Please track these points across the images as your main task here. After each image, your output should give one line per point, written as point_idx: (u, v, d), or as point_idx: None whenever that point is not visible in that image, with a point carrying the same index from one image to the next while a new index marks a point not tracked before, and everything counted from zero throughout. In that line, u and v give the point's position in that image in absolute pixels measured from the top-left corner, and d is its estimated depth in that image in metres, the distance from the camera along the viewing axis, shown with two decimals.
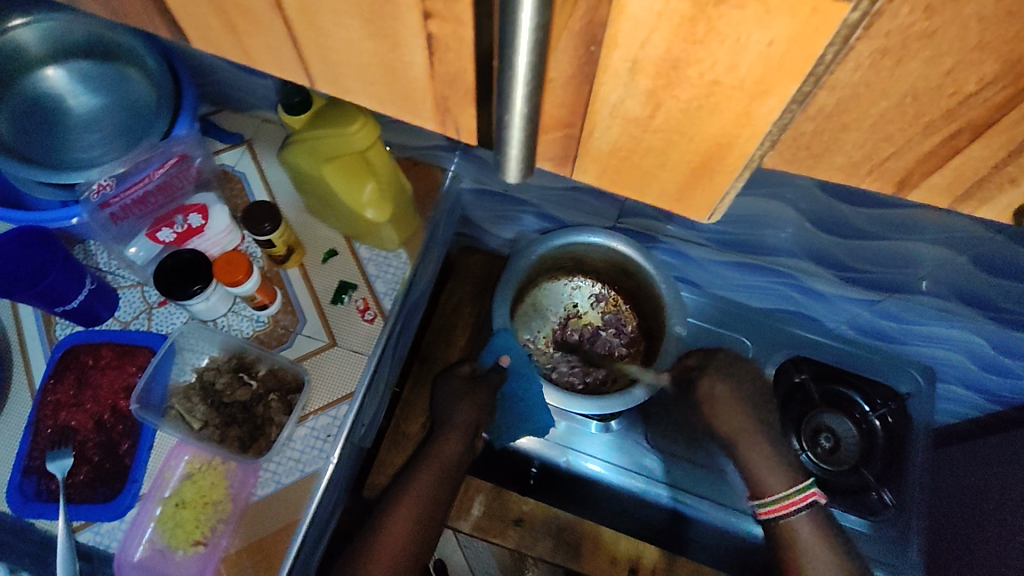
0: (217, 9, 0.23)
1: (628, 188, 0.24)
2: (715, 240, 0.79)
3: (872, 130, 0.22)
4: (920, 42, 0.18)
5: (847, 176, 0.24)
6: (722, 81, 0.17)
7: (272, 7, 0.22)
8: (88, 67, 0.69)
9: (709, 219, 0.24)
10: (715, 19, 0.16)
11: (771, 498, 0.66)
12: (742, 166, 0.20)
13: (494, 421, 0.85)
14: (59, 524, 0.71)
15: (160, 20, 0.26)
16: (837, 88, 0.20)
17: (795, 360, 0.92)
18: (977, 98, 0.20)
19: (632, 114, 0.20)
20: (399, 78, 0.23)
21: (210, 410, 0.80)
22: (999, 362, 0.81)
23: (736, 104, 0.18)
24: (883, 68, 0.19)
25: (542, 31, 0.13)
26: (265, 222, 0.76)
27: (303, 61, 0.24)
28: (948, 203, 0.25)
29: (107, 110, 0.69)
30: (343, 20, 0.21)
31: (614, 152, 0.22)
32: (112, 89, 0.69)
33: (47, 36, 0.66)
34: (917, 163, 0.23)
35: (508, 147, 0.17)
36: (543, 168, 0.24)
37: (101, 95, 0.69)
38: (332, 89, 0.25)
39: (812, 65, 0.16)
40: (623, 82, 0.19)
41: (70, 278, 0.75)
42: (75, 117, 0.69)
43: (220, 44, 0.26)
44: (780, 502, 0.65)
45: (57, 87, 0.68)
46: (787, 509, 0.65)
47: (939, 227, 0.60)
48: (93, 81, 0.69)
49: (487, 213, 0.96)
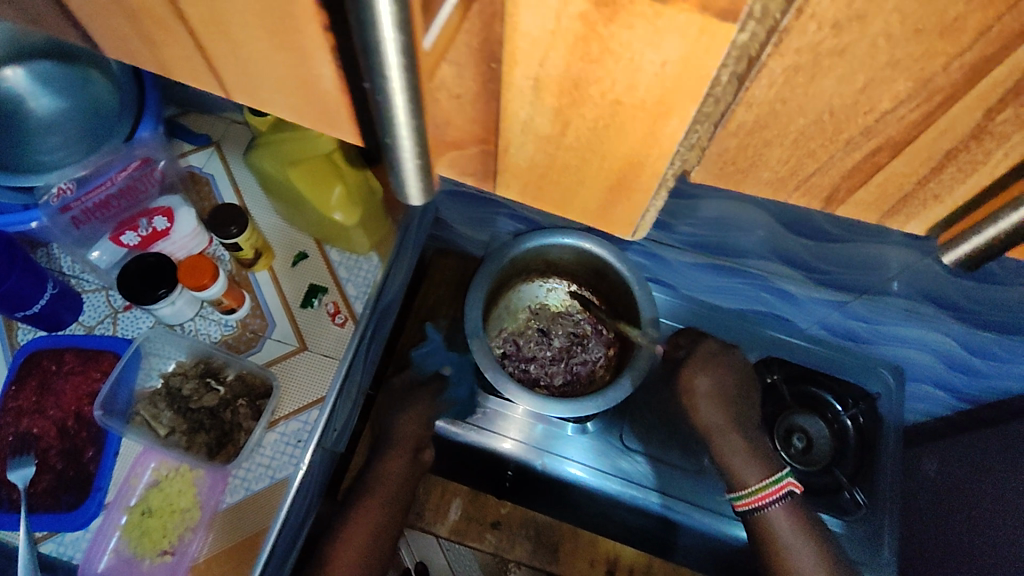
0: (122, 17, 0.22)
1: (549, 205, 0.23)
2: (689, 242, 0.78)
3: (795, 146, 0.21)
4: (831, 59, 0.18)
5: (775, 190, 0.24)
6: (623, 100, 0.17)
7: (175, 17, 0.21)
8: (49, 68, 0.66)
9: (633, 236, 0.24)
10: (607, 38, 0.15)
11: (744, 491, 0.72)
12: (656, 184, 0.20)
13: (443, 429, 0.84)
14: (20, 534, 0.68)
15: (67, 26, 0.25)
16: (755, 104, 0.20)
17: (767, 360, 0.93)
18: (893, 114, 0.19)
19: (543, 132, 0.19)
20: (311, 90, 0.22)
21: (176, 417, 0.78)
22: (968, 362, 0.82)
23: (640, 123, 0.17)
24: (798, 84, 0.19)
25: (408, 56, 0.13)
26: (232, 226, 0.74)
27: (214, 71, 0.23)
28: (877, 216, 0.24)
29: (69, 113, 0.67)
30: (246, 31, 0.20)
31: (531, 168, 0.21)
32: (75, 92, 0.66)
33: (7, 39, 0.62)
34: (841, 178, 0.22)
35: (404, 170, 0.17)
36: (467, 182, 0.24)
37: (63, 97, 0.66)
38: (248, 99, 0.24)
39: (709, 86, 0.16)
40: (529, 99, 0.18)
41: (30, 283, 0.73)
42: (37, 118, 0.66)
43: (134, 53, 0.25)
44: (753, 495, 0.71)
45: (16, 89, 0.65)
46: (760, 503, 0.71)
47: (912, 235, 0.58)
48: (55, 83, 0.66)
49: (463, 216, 0.89)
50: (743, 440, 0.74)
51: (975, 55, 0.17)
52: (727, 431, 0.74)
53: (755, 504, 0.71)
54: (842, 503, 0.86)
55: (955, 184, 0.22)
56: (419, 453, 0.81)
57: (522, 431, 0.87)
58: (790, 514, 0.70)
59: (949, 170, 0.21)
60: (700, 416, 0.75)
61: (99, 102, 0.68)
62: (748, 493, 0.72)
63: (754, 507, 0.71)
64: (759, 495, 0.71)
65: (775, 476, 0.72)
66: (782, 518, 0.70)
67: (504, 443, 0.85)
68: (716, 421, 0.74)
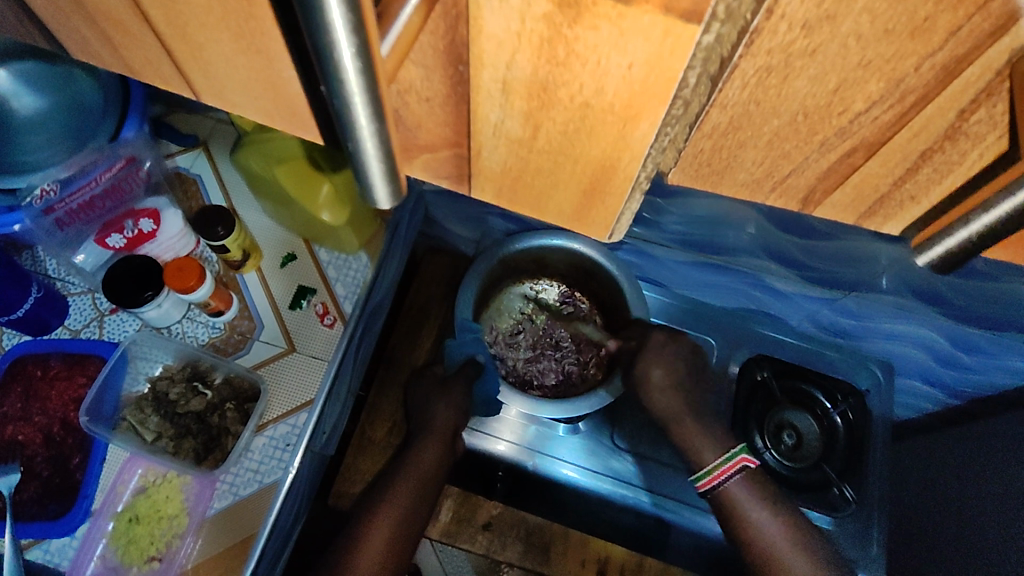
0: (84, 19, 0.22)
1: (526, 207, 0.23)
2: (679, 240, 0.79)
3: (770, 147, 0.21)
4: (803, 59, 0.17)
5: (752, 192, 0.24)
6: (592, 103, 0.16)
7: (139, 19, 0.20)
8: (30, 66, 0.63)
9: (611, 238, 0.23)
10: (573, 41, 0.15)
11: (706, 469, 0.73)
12: (629, 188, 0.20)
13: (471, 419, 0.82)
14: (7, 533, 0.66)
15: (32, 27, 0.24)
16: (729, 106, 0.20)
17: (758, 359, 0.92)
18: (867, 116, 0.19)
19: (514, 135, 0.19)
20: (281, 93, 0.21)
21: (162, 421, 0.78)
22: (954, 356, 0.82)
23: (611, 127, 0.17)
24: (771, 85, 0.19)
25: (366, 55, 0.13)
26: (219, 227, 0.74)
27: (183, 73, 0.23)
28: (854, 217, 0.24)
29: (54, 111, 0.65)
30: (211, 32, 0.19)
31: (505, 172, 0.21)
32: (59, 89, 0.65)
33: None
34: (818, 179, 0.22)
35: (370, 176, 0.17)
36: (442, 185, 0.23)
37: (46, 95, 0.65)
38: (218, 102, 0.24)
39: (678, 88, 0.15)
40: (498, 102, 0.18)
41: (15, 288, 0.72)
42: (21, 119, 0.64)
43: (101, 57, 0.24)
44: (714, 471, 0.73)
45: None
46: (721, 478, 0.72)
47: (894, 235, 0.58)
48: (39, 82, 0.64)
49: (452, 213, 0.89)
50: (696, 421, 0.76)
51: (946, 55, 0.17)
52: (681, 417, 0.76)
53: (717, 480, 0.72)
54: (830, 499, 0.86)
55: (931, 184, 0.22)
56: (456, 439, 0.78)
57: (515, 433, 0.86)
58: (749, 488, 0.72)
59: (925, 171, 0.21)
60: (656, 406, 0.77)
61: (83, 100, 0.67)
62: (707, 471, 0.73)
63: (717, 484, 0.73)
64: (720, 470, 0.73)
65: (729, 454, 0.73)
66: (742, 492, 0.72)
67: (498, 444, 0.85)
68: (669, 408, 0.77)
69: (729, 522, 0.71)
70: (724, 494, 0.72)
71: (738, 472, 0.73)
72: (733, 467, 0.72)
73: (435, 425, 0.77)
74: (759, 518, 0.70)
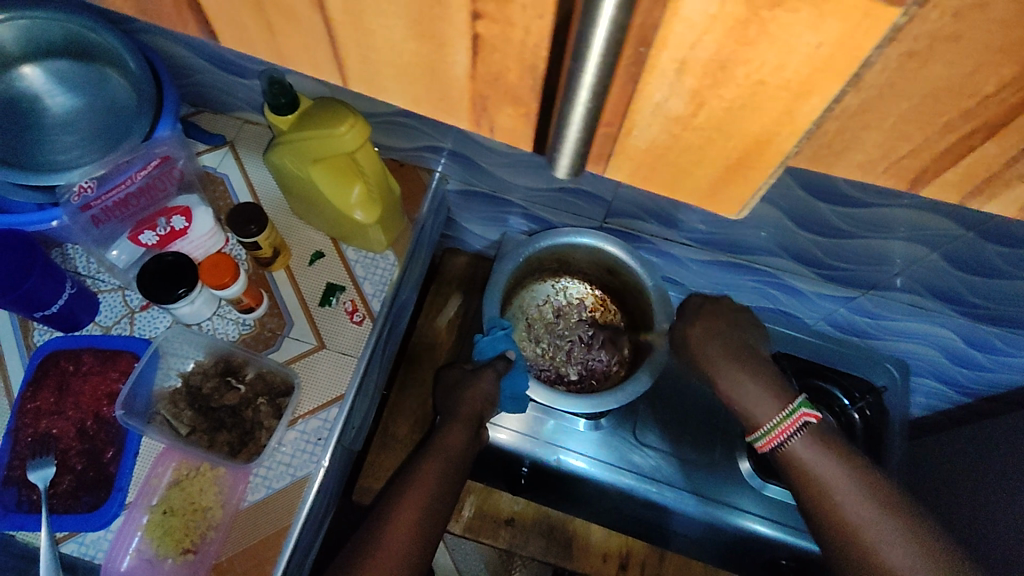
0: (253, 7, 0.23)
1: (659, 185, 0.24)
2: (701, 240, 0.81)
3: (892, 130, 0.23)
4: (946, 45, 0.19)
5: (864, 172, 0.25)
6: (768, 81, 0.18)
7: (314, 7, 0.22)
8: (65, 66, 0.67)
9: (737, 215, 0.25)
10: (768, 22, 0.16)
11: (764, 428, 0.59)
12: (777, 163, 0.21)
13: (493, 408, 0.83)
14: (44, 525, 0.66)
15: (188, 16, 0.25)
16: (865, 89, 0.21)
17: (776, 355, 0.90)
18: (995, 98, 0.21)
19: (673, 113, 0.21)
20: (438, 77, 0.23)
21: (196, 416, 0.77)
22: (970, 355, 0.84)
23: (779, 103, 0.19)
24: (909, 70, 0.20)
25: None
26: (252, 224, 0.75)
27: (338, 58, 0.24)
28: (958, 198, 0.26)
29: (85, 112, 0.68)
30: (390, 18, 0.21)
31: (650, 150, 0.23)
32: (92, 91, 0.68)
33: (22, 34, 0.63)
34: (932, 159, 0.24)
35: (562, 145, 0.18)
36: (576, 165, 0.25)
37: (79, 94, 0.68)
38: (365, 87, 0.25)
39: (857, 66, 0.17)
40: (668, 82, 0.19)
41: (49, 282, 0.73)
42: (53, 117, 0.67)
43: (254, 45, 0.25)
44: (775, 429, 0.58)
45: (33, 87, 0.66)
46: (782, 437, 0.57)
47: (914, 223, 0.63)
48: (72, 81, 0.68)
49: (476, 215, 0.97)
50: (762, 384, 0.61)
51: None
52: (739, 378, 0.61)
53: (778, 438, 0.57)
54: None
55: None
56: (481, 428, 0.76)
57: (522, 423, 0.87)
58: (820, 445, 0.55)
59: None
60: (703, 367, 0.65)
61: (115, 101, 0.69)
62: (766, 432, 0.59)
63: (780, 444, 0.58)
64: (778, 428, 0.58)
65: (788, 409, 0.58)
66: (813, 450, 0.55)
67: (500, 434, 0.86)
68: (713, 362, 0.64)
69: (805, 493, 0.55)
70: (789, 455, 0.56)
71: (803, 430, 0.57)
72: (793, 424, 0.57)
73: (461, 411, 0.75)
74: (834, 480, 0.53)
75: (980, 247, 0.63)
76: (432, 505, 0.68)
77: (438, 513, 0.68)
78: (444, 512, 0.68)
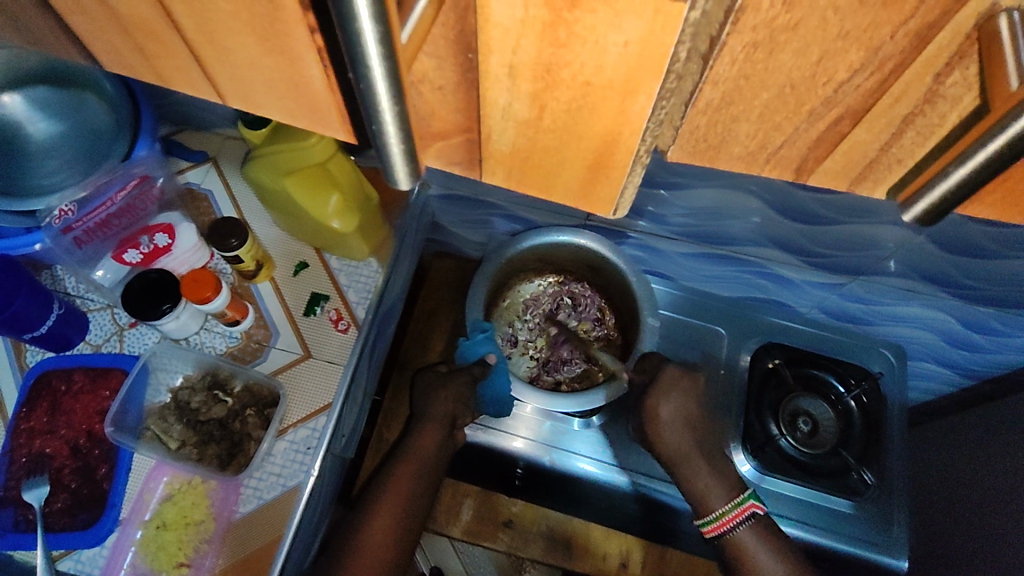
0: (120, 32, 0.23)
1: (535, 187, 0.24)
2: (683, 232, 0.76)
3: (761, 120, 0.23)
4: (786, 34, 0.19)
5: (748, 165, 0.25)
6: (592, 81, 0.18)
7: (172, 30, 0.22)
8: (45, 93, 0.61)
9: (616, 214, 0.25)
10: (572, 23, 0.16)
11: (712, 514, 0.69)
12: (631, 162, 0.21)
13: (479, 412, 0.79)
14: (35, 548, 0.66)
15: (70, 43, 0.26)
16: (720, 82, 0.21)
17: (767, 345, 0.85)
18: (849, 84, 0.20)
19: (521, 117, 0.20)
20: (302, 90, 0.23)
21: (187, 430, 0.77)
22: (965, 336, 0.81)
23: (611, 102, 0.19)
24: (758, 60, 0.20)
25: (384, 30, 0.14)
26: (232, 238, 0.73)
27: (211, 79, 0.24)
28: (846, 184, 0.26)
29: (69, 138, 0.64)
30: (239, 38, 0.21)
31: (514, 153, 0.22)
32: (73, 117, 0.63)
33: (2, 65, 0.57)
34: (809, 148, 0.24)
35: (389, 153, 0.19)
36: (455, 171, 0.25)
37: (62, 121, 0.63)
38: (244, 105, 0.25)
39: (670, 62, 0.17)
40: (506, 86, 0.19)
41: (37, 304, 0.71)
42: (34, 144, 0.62)
43: (133, 67, 0.26)
44: (721, 517, 0.69)
45: (14, 116, 0.60)
46: (731, 524, 0.68)
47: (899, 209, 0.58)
48: (54, 108, 0.62)
49: (458, 218, 0.91)
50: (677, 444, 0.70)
51: (918, 22, 0.18)
52: (692, 452, 0.70)
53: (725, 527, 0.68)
54: (851, 484, 0.79)
55: (916, 148, 0.23)
56: (454, 430, 0.75)
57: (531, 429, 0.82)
58: (760, 536, 0.68)
59: (908, 135, 0.22)
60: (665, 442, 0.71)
61: (95, 124, 0.65)
62: (716, 516, 0.69)
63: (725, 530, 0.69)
64: (725, 518, 0.68)
65: (738, 498, 0.69)
66: (752, 539, 0.68)
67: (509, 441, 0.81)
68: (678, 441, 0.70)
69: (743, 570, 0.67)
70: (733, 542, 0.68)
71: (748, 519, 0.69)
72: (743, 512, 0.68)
73: (433, 412, 0.74)
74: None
75: (967, 230, 0.60)
76: (412, 504, 0.70)
77: (418, 509, 0.70)
78: (420, 515, 0.70)
